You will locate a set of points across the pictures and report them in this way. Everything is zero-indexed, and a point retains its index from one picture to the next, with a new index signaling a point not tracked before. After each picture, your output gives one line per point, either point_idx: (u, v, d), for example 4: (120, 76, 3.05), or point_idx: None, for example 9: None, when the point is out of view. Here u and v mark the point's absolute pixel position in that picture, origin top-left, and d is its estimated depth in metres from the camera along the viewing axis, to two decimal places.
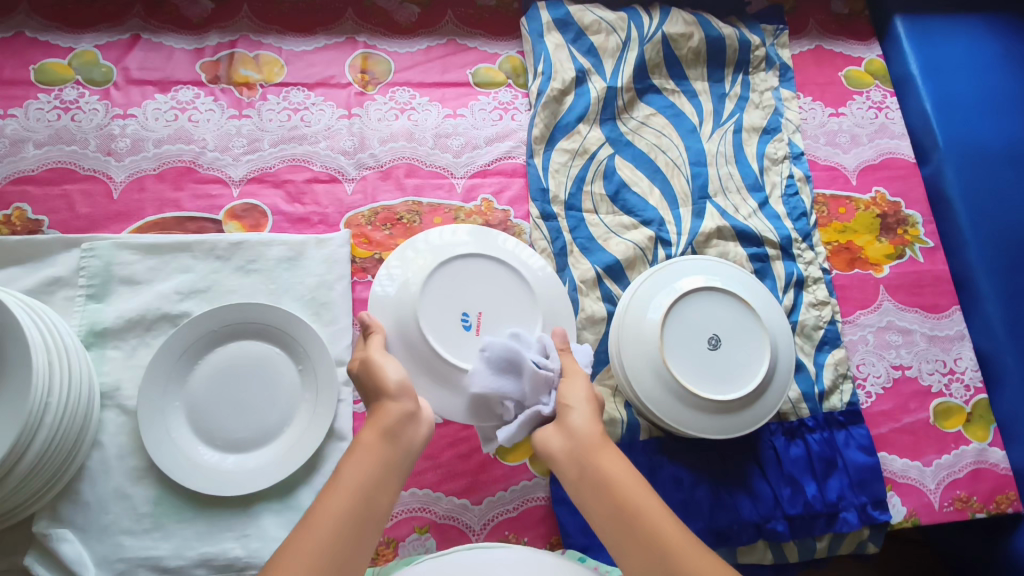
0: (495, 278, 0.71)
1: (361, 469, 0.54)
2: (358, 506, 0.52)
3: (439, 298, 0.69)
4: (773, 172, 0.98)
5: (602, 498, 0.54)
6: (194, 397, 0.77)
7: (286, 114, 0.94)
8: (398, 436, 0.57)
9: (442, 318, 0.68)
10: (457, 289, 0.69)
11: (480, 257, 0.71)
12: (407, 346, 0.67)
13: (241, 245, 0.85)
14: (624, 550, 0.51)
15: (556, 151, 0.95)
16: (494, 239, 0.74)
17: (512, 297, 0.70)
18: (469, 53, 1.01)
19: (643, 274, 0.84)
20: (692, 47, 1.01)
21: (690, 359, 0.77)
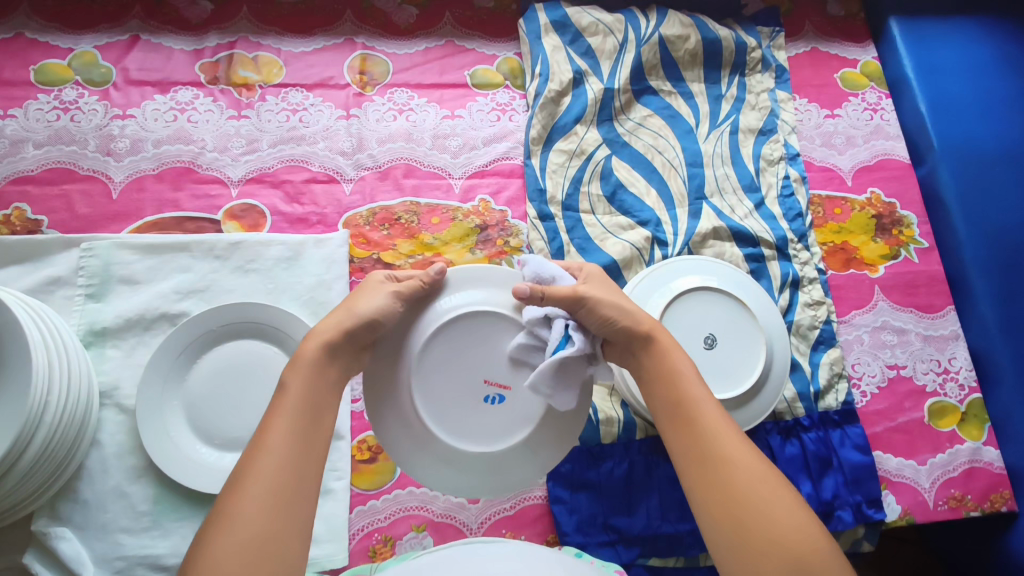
0: (471, 344, 0.64)
1: (304, 386, 0.55)
2: (308, 418, 0.54)
3: (450, 409, 0.64)
4: (769, 173, 0.99)
5: (666, 391, 0.60)
6: (192, 396, 0.78)
7: (284, 115, 0.95)
8: (339, 360, 0.59)
9: (451, 405, 0.64)
10: (457, 387, 0.65)
11: (445, 329, 0.63)
12: (474, 465, 0.66)
13: (240, 245, 0.86)
14: (673, 432, 0.58)
15: (554, 152, 0.95)
16: (445, 295, 0.65)
17: (497, 345, 0.64)
18: (467, 54, 1.02)
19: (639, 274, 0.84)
20: (689, 49, 1.02)
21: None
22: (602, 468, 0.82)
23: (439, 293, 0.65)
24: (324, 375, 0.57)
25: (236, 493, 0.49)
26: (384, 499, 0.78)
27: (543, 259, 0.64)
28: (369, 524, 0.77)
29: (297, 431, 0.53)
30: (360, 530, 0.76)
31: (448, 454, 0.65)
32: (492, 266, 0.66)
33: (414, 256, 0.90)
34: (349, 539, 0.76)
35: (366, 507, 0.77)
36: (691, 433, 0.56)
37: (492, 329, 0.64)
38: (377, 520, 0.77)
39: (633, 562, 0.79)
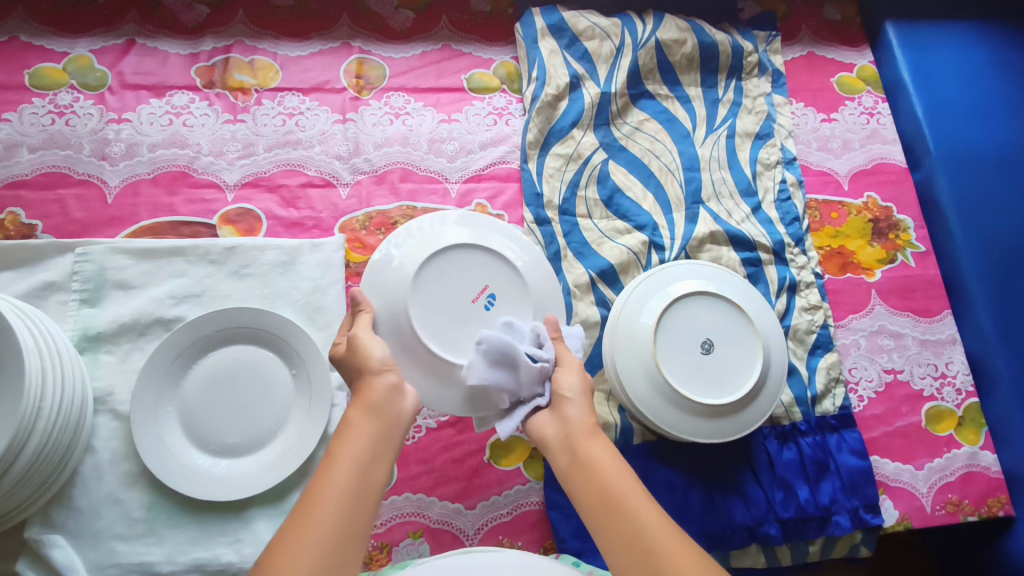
0: (443, 270, 0.68)
1: (355, 451, 0.54)
2: (358, 487, 0.53)
3: (438, 324, 0.66)
4: (766, 177, 0.99)
5: (593, 490, 0.54)
6: (187, 402, 0.77)
7: (280, 119, 0.95)
8: (387, 417, 0.57)
9: (439, 321, 0.67)
10: (449, 313, 0.67)
11: (443, 253, 0.68)
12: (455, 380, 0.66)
13: (235, 249, 0.85)
14: (604, 532, 0.53)
15: (550, 156, 0.95)
16: (444, 227, 0.71)
17: (490, 272, 0.69)
18: (463, 58, 1.02)
19: (638, 278, 0.84)
20: (685, 53, 1.02)
21: (682, 363, 0.78)
22: None
23: (440, 227, 0.71)
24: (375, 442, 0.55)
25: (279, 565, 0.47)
26: (381, 505, 0.77)
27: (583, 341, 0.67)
28: None
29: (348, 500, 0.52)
30: None
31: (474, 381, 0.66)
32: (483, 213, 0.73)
33: None
34: None
35: None
36: (626, 534, 0.51)
37: (487, 257, 0.69)
38: (374, 526, 0.76)
39: None
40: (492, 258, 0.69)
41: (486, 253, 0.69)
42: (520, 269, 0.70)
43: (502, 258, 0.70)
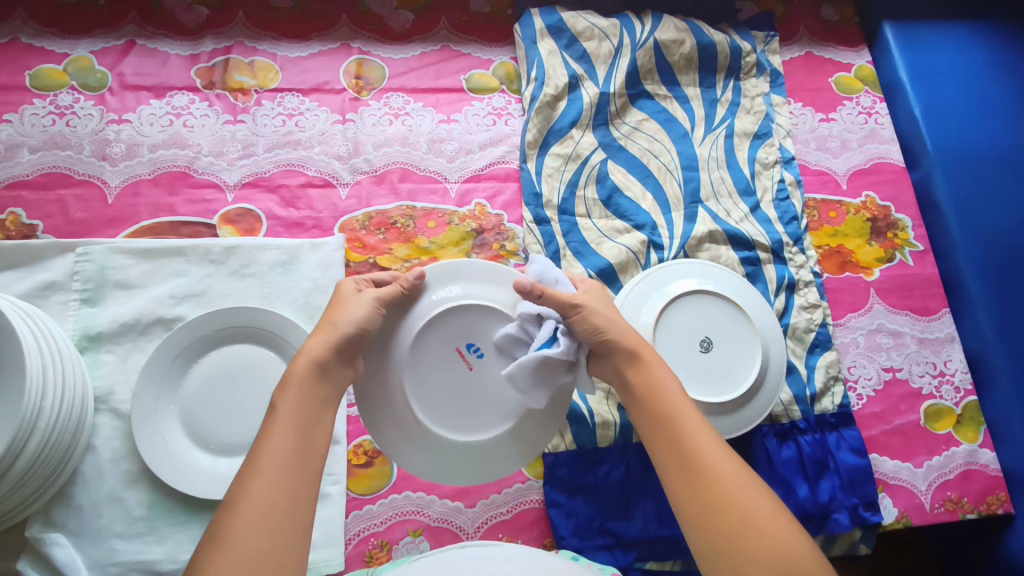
0: (414, 378, 0.65)
1: (298, 407, 0.55)
2: (304, 440, 0.54)
3: (439, 403, 0.65)
4: (764, 177, 0.99)
5: (653, 408, 0.59)
6: (187, 402, 0.78)
7: (280, 120, 0.95)
8: (331, 376, 0.59)
9: (440, 396, 0.65)
10: (463, 396, 0.66)
11: (427, 328, 0.64)
12: (465, 456, 0.67)
13: (236, 249, 0.86)
14: (659, 445, 0.57)
15: (550, 156, 0.95)
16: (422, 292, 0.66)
17: (480, 334, 0.66)
18: (463, 59, 1.02)
19: (636, 278, 0.85)
20: (684, 53, 1.02)
21: (682, 363, 0.78)
22: (598, 472, 0.81)
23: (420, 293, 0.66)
24: (313, 398, 0.57)
25: (227, 523, 0.48)
26: (381, 504, 0.78)
27: (551, 263, 0.65)
28: (365, 528, 0.76)
29: (292, 451, 0.53)
30: (357, 534, 0.76)
31: (532, 423, 0.67)
32: (461, 262, 0.68)
33: (410, 260, 0.89)
34: (346, 543, 0.75)
35: (363, 512, 0.77)
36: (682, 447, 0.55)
37: (474, 321, 0.66)
38: (374, 525, 0.77)
39: (630, 566, 0.79)
40: (480, 319, 0.66)
41: (473, 315, 0.65)
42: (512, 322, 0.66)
43: (484, 313, 0.66)
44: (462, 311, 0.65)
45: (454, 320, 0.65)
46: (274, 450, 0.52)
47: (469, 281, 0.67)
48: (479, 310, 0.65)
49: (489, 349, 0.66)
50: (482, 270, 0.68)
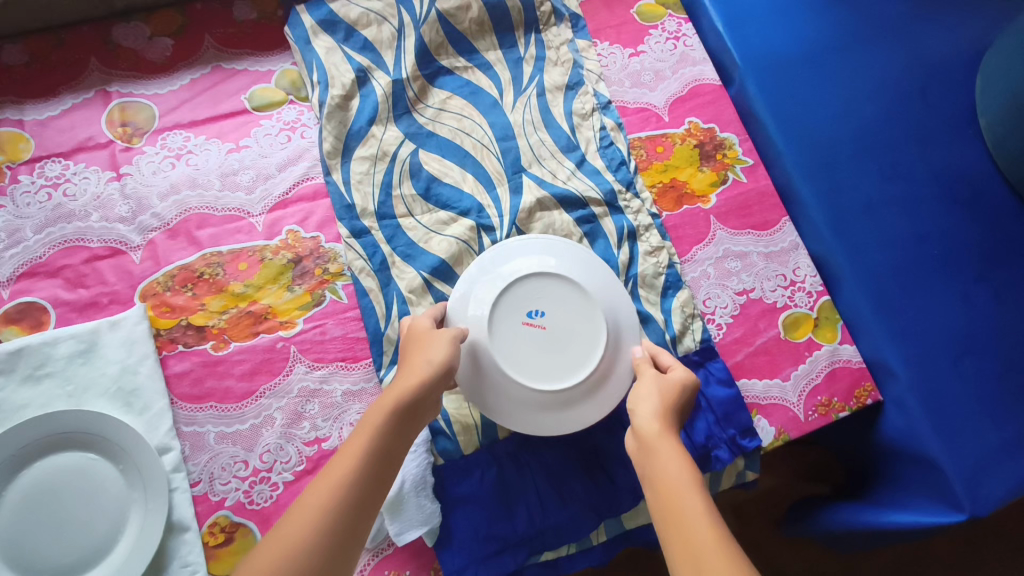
0: (501, 350, 0.75)
1: (380, 435, 0.63)
2: (371, 464, 0.61)
3: (520, 358, 0.75)
4: (585, 128, 0.96)
5: (660, 492, 0.58)
6: (5, 534, 0.71)
7: (44, 194, 0.84)
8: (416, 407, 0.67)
9: (522, 353, 0.75)
10: (549, 350, 0.76)
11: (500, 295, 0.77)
12: (556, 402, 0.75)
13: (21, 351, 0.76)
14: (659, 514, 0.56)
15: (354, 161, 0.89)
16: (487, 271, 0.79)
17: (546, 294, 0.78)
18: (239, 77, 0.92)
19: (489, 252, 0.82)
20: (473, 18, 0.95)
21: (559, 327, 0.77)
22: (472, 479, 0.78)
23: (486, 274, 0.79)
24: (392, 427, 0.64)
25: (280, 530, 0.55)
26: None
27: None
28: None
29: (365, 474, 0.60)
30: None
31: (607, 369, 0.76)
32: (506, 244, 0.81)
33: (227, 310, 0.82)
34: None
35: None
36: (676, 531, 0.54)
37: (535, 283, 0.78)
38: None
39: (524, 564, 0.77)
40: (538, 283, 0.78)
41: (534, 279, 0.78)
42: (569, 278, 0.78)
43: (538, 278, 0.78)
44: (516, 283, 0.77)
45: (517, 290, 0.77)
46: (335, 470, 0.60)
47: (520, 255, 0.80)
48: (542, 273, 0.78)
49: (554, 308, 0.77)
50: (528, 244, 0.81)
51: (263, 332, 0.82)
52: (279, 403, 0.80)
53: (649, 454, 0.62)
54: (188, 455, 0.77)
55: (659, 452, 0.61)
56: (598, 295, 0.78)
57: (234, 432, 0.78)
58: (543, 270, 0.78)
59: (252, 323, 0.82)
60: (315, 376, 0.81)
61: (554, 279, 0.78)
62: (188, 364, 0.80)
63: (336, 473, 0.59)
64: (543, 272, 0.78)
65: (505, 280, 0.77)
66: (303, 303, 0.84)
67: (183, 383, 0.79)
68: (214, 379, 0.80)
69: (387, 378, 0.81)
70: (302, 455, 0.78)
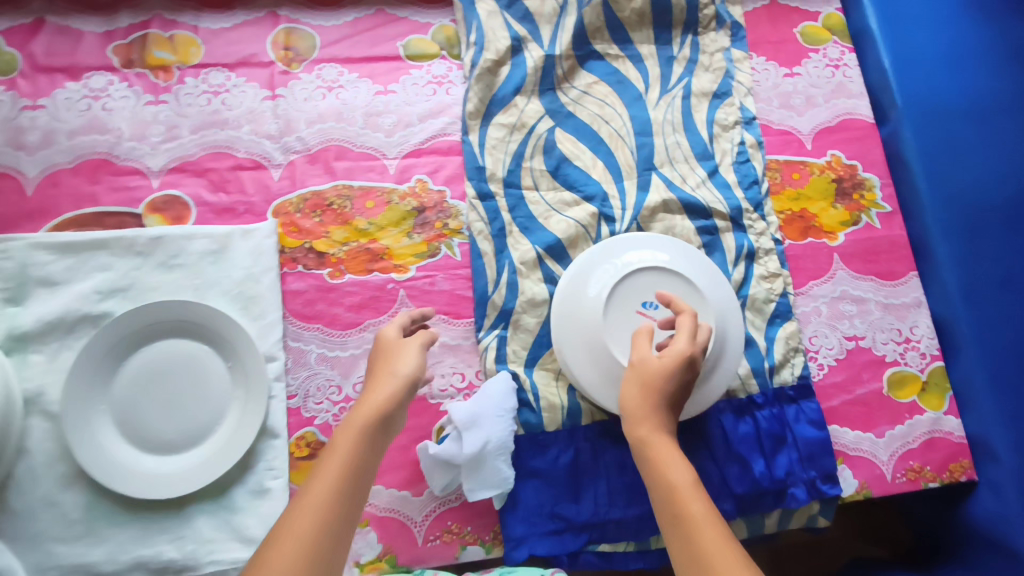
0: (610, 330, 0.75)
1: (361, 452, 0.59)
2: (351, 476, 0.58)
3: (626, 342, 0.75)
4: (723, 139, 0.94)
5: (654, 479, 0.59)
6: (122, 400, 0.77)
7: (205, 98, 0.89)
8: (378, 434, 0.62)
9: (630, 338, 0.75)
10: (657, 341, 0.75)
11: (620, 278, 0.77)
12: None
13: (162, 239, 0.82)
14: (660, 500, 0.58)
15: (493, 126, 0.90)
16: (611, 255, 0.80)
17: (664, 287, 0.77)
18: (399, 24, 0.94)
19: (615, 240, 0.83)
20: (635, 8, 0.95)
21: (670, 322, 0.76)
22: (547, 455, 0.79)
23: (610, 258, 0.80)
24: (377, 436, 0.61)
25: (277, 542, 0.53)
26: None
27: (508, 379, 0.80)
28: None
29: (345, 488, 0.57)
30: None
31: (708, 374, 0.75)
32: (633, 236, 0.82)
33: (348, 243, 0.85)
34: None
35: None
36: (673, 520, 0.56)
37: (656, 275, 0.77)
38: None
39: (581, 549, 0.77)
40: (659, 275, 0.77)
41: (655, 271, 0.77)
42: (688, 277, 0.78)
43: (660, 270, 0.77)
44: (638, 272, 0.77)
45: (637, 277, 0.77)
46: (320, 485, 0.56)
47: (645, 248, 0.80)
48: (664, 266, 0.78)
49: (667, 304, 0.77)
50: (653, 241, 0.81)
51: (377, 271, 0.85)
52: None
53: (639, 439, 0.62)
54: (289, 369, 0.81)
55: (651, 451, 0.61)
56: (713, 300, 0.78)
57: (334, 357, 0.82)
58: (666, 265, 0.78)
59: (368, 260, 0.85)
60: None
61: (672, 275, 0.78)
62: (304, 284, 0.83)
63: (323, 487, 0.56)
64: (663, 265, 0.78)
65: (628, 266, 0.78)
66: (419, 252, 0.86)
67: (296, 302, 0.83)
68: (325, 304, 0.83)
69: (485, 341, 0.83)
70: None
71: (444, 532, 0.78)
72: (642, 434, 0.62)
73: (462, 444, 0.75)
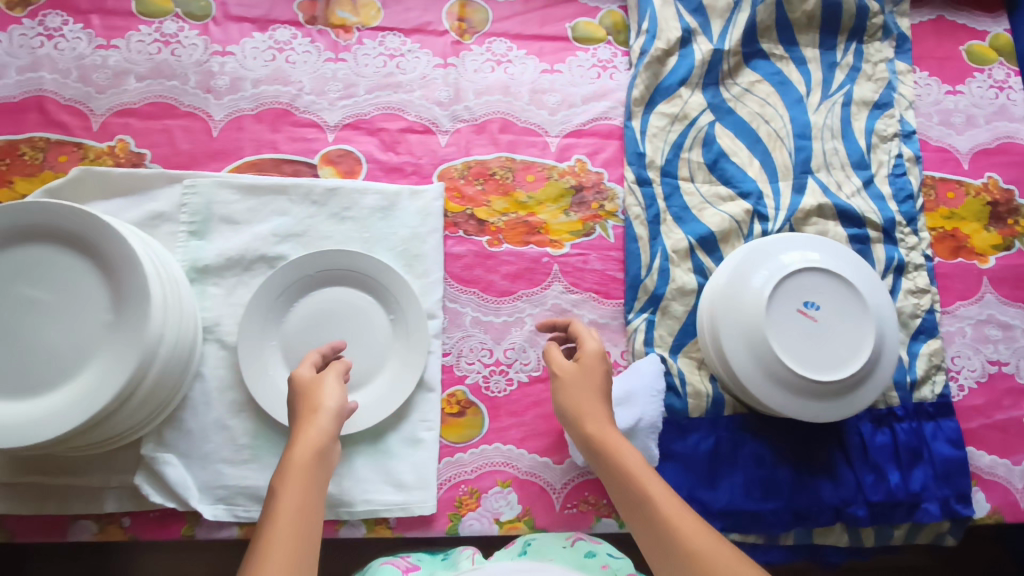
0: (773, 329, 0.76)
1: (301, 473, 0.58)
2: (310, 506, 0.56)
3: (788, 342, 0.76)
4: (880, 150, 0.94)
5: (624, 485, 0.62)
6: (289, 338, 0.81)
7: (381, 60, 0.92)
8: (320, 459, 0.61)
9: (791, 338, 0.76)
10: (818, 343, 0.76)
11: (785, 278, 0.77)
12: (810, 392, 0.76)
13: (337, 191, 0.85)
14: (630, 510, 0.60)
15: (655, 114, 0.91)
16: (774, 252, 0.79)
17: (827, 289, 0.77)
18: (569, 5, 0.96)
19: (775, 236, 0.82)
20: (806, 11, 0.95)
21: (829, 325, 0.77)
22: (688, 440, 0.81)
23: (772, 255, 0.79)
24: (315, 472, 0.60)
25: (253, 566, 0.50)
26: (471, 453, 0.81)
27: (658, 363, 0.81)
28: (456, 475, 0.80)
29: (303, 511, 0.56)
30: (448, 480, 0.80)
31: (865, 377, 0.77)
32: (794, 234, 0.81)
33: (508, 214, 0.88)
34: (438, 487, 0.80)
35: (455, 459, 0.81)
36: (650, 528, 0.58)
37: (819, 276, 0.77)
38: (464, 472, 0.81)
39: None
40: (823, 277, 0.78)
41: (819, 272, 0.77)
42: (850, 281, 0.78)
43: (824, 272, 0.78)
44: (803, 273, 0.77)
45: (801, 278, 0.77)
46: (287, 517, 0.54)
47: (807, 248, 0.80)
48: (828, 269, 0.78)
49: (829, 306, 0.77)
50: (814, 241, 0.81)
51: (533, 244, 0.87)
52: (532, 310, 0.85)
53: (601, 448, 0.65)
54: (446, 328, 0.84)
55: (614, 451, 0.64)
56: (875, 307, 0.78)
57: (488, 321, 0.85)
58: (829, 267, 0.78)
59: (526, 232, 0.88)
60: (568, 298, 0.86)
61: (835, 277, 0.78)
62: (464, 249, 0.87)
63: (289, 517, 0.55)
64: (828, 268, 0.78)
65: (793, 266, 0.78)
66: (575, 230, 0.88)
67: (456, 265, 0.86)
68: (482, 270, 0.86)
69: (634, 322, 0.85)
70: (540, 363, 0.84)
71: (581, 502, 0.81)
72: (596, 435, 0.66)
73: (613, 418, 0.78)
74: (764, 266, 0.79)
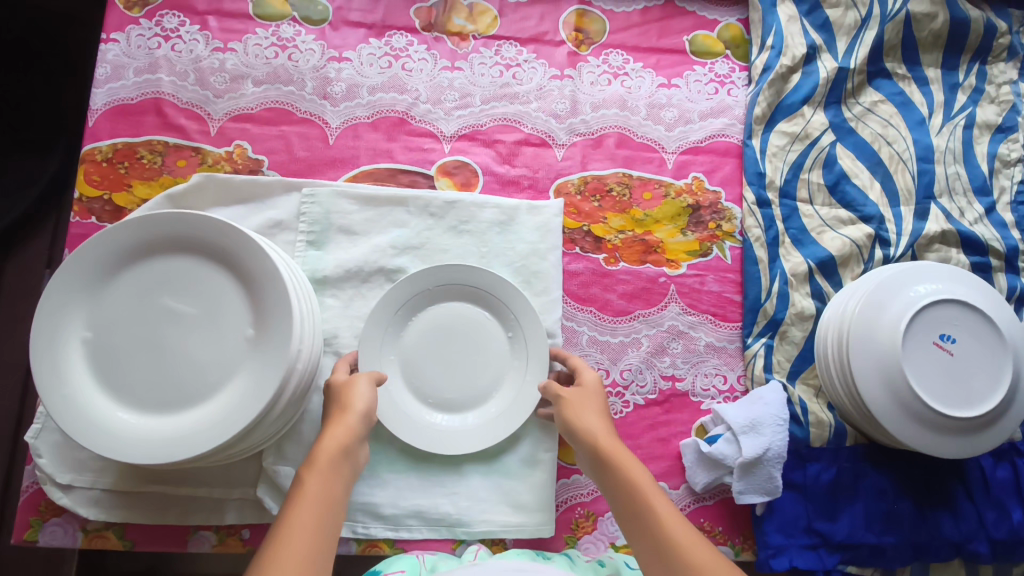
0: (910, 363, 0.74)
1: (320, 466, 0.60)
2: (331, 495, 0.58)
3: (924, 376, 0.74)
4: (1003, 176, 0.91)
5: (622, 494, 0.62)
6: (407, 352, 0.80)
7: (498, 70, 0.90)
8: (345, 458, 0.63)
9: (927, 372, 0.74)
10: (954, 377, 0.75)
11: (921, 310, 0.75)
12: (946, 428, 0.74)
13: (456, 204, 0.84)
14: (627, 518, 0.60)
15: (775, 133, 0.89)
16: (907, 282, 0.77)
17: (962, 322, 0.76)
18: (687, 17, 0.94)
19: (904, 265, 0.80)
20: (934, 29, 0.92)
21: (963, 358, 0.75)
22: (808, 470, 0.80)
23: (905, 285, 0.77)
24: (339, 466, 0.61)
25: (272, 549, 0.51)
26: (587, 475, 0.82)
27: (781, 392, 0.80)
28: (572, 497, 0.81)
29: (323, 497, 0.57)
30: (564, 502, 0.81)
31: (1000, 412, 0.75)
32: (925, 263, 0.79)
33: (624, 231, 0.87)
34: (555, 509, 0.80)
35: (571, 481, 0.82)
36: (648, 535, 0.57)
37: (954, 308, 0.76)
38: (581, 495, 0.81)
39: (834, 568, 0.78)
40: (959, 309, 0.76)
41: (956, 304, 0.75)
42: (986, 313, 0.76)
43: (961, 305, 0.76)
44: (940, 304, 0.75)
45: (938, 310, 0.75)
46: (307, 505, 0.56)
47: (941, 279, 0.78)
48: (965, 301, 0.76)
49: (964, 339, 0.75)
50: (945, 270, 0.79)
51: (650, 264, 0.86)
52: (649, 331, 0.84)
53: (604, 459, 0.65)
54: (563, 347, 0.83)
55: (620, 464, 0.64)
56: (1012, 341, 0.76)
57: (605, 341, 0.84)
58: (966, 298, 0.76)
59: (643, 251, 0.86)
60: (685, 320, 0.85)
61: (971, 310, 0.76)
62: (582, 266, 0.86)
63: (310, 510, 0.55)
64: (964, 300, 0.76)
65: (928, 297, 0.76)
66: (692, 250, 0.87)
67: (573, 282, 0.85)
68: (599, 289, 0.85)
69: (753, 347, 0.84)
70: (657, 386, 0.83)
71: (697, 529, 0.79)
72: (603, 445, 0.66)
73: (739, 447, 0.76)
74: (896, 295, 0.77)
